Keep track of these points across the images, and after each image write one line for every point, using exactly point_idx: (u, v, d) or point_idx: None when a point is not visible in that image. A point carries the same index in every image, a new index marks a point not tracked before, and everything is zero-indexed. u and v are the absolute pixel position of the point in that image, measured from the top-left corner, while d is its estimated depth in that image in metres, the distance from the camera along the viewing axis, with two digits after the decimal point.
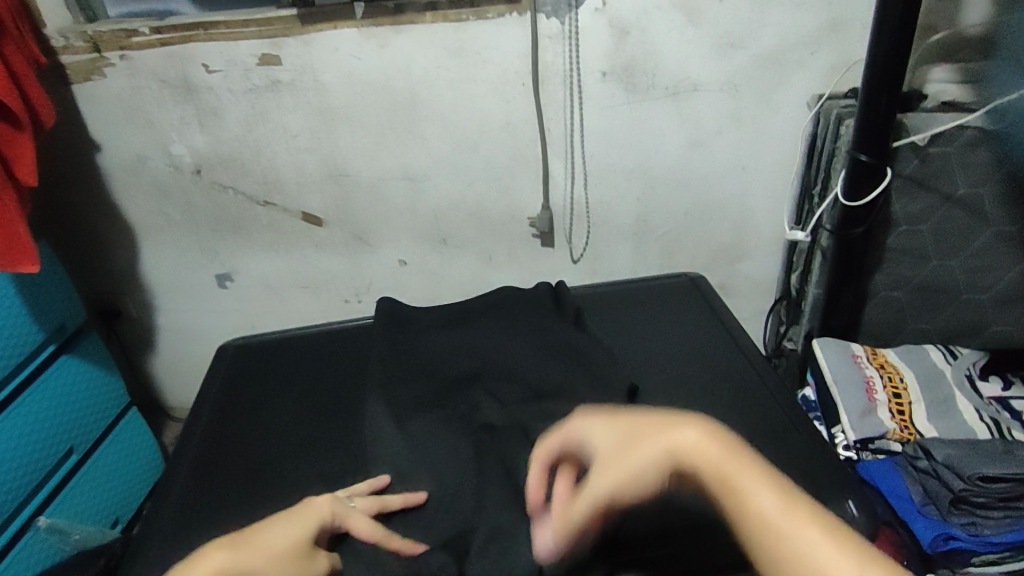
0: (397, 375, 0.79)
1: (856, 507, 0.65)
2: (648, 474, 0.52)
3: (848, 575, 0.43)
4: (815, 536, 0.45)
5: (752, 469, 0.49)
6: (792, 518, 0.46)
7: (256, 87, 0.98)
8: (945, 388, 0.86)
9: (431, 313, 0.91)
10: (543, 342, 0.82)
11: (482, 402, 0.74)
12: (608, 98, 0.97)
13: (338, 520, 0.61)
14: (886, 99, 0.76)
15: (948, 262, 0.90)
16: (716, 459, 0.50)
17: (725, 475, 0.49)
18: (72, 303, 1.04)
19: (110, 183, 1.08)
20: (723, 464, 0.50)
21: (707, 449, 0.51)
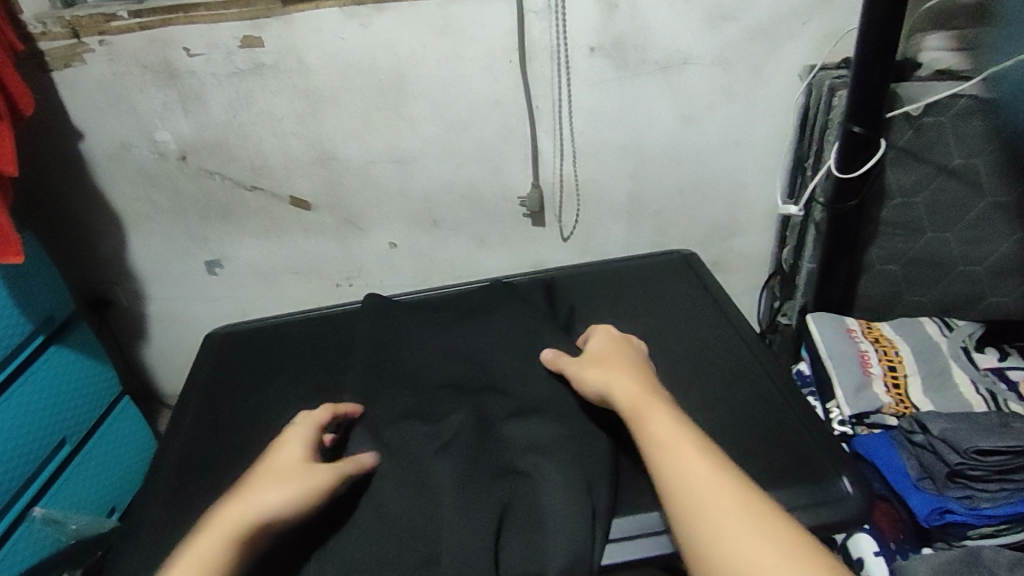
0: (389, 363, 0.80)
1: (852, 483, 0.66)
2: (588, 386, 0.69)
3: (696, 478, 0.54)
4: (691, 459, 0.55)
5: (657, 409, 0.61)
6: (688, 459, 0.55)
7: (239, 70, 0.96)
8: (942, 361, 0.86)
9: (418, 305, 0.92)
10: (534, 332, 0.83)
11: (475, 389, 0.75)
12: (598, 74, 0.95)
13: (300, 435, 0.68)
14: (880, 67, 0.74)
15: (942, 235, 0.89)
16: (629, 390, 0.64)
17: (637, 412, 0.62)
18: (60, 294, 1.03)
19: (95, 171, 1.07)
20: (640, 404, 0.62)
21: (630, 392, 0.64)
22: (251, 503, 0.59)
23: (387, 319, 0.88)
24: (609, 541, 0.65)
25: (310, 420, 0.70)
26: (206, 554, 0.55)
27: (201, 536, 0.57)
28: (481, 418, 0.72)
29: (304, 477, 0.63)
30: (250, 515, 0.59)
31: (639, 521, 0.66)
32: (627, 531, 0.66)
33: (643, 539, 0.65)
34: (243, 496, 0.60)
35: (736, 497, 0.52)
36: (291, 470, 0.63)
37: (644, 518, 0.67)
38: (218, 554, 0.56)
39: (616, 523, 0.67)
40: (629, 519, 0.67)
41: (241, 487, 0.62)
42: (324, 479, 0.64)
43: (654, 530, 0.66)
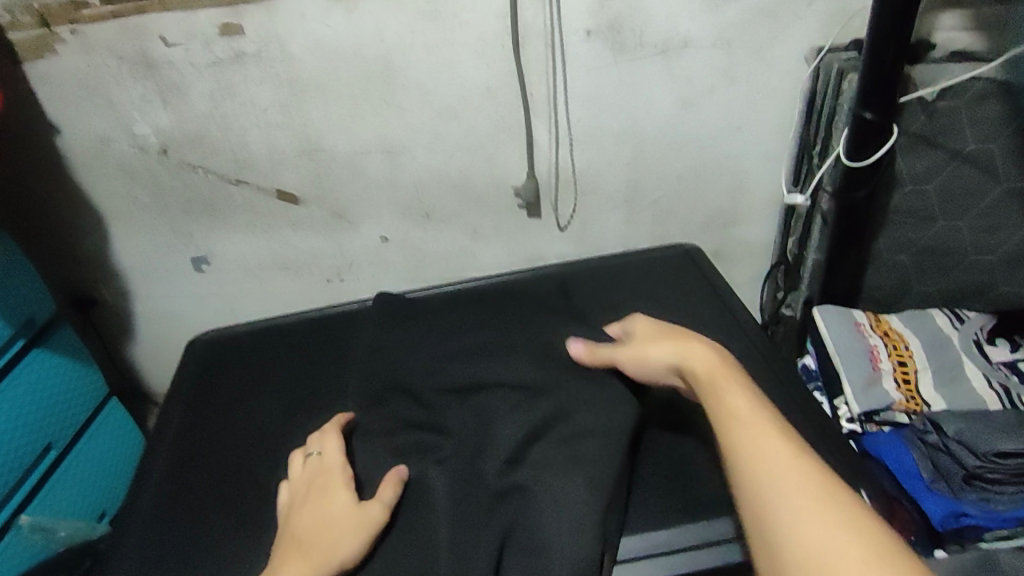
0: (385, 364, 0.78)
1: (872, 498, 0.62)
2: (656, 359, 0.63)
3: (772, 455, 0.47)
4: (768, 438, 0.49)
5: (735, 383, 0.55)
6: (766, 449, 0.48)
7: (219, 59, 0.92)
8: (953, 355, 0.83)
9: (425, 304, 0.89)
10: (533, 332, 0.80)
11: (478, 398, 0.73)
12: (594, 59, 0.91)
13: (334, 473, 0.66)
14: (894, 51, 0.70)
15: (954, 223, 0.86)
16: (708, 363, 0.58)
17: (711, 383, 0.56)
18: (41, 295, 0.99)
19: (73, 167, 1.02)
20: (716, 380, 0.56)
21: (707, 364, 0.58)
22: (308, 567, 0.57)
23: (380, 322, 0.85)
24: (616, 562, 0.63)
25: (340, 462, 0.67)
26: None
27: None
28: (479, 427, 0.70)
29: (352, 532, 0.61)
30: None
31: (647, 541, 0.64)
32: (635, 552, 0.63)
33: (652, 560, 0.63)
34: (307, 563, 0.57)
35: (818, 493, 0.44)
36: (340, 525, 0.61)
37: (652, 536, 0.64)
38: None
39: (623, 543, 0.64)
40: (637, 538, 0.64)
41: (290, 547, 0.60)
42: (370, 528, 0.62)
43: (663, 550, 0.63)
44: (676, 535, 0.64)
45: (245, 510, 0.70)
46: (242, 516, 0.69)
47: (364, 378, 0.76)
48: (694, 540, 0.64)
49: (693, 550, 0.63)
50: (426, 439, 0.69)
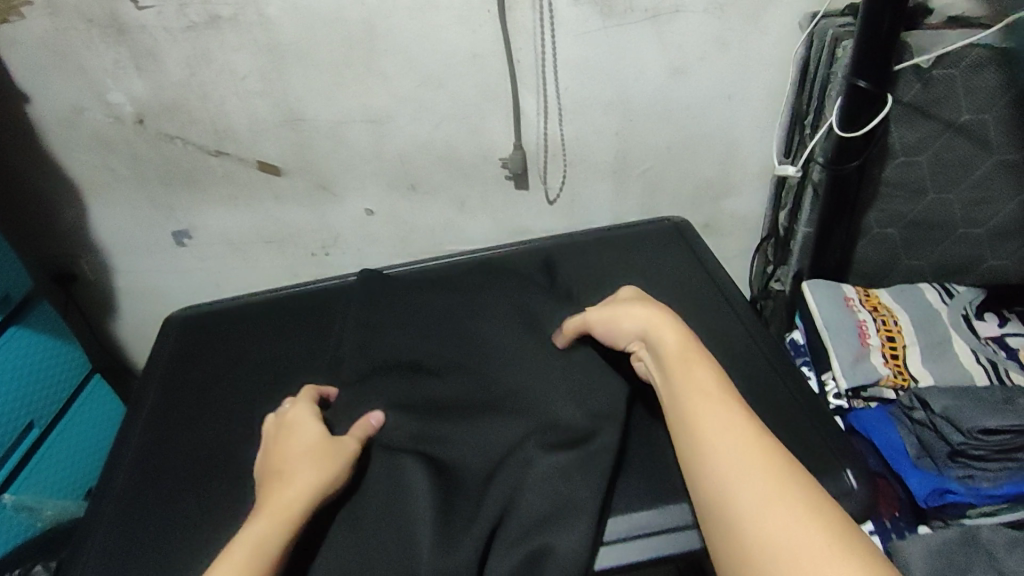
0: (377, 359, 0.76)
1: (856, 478, 0.63)
2: (624, 326, 0.66)
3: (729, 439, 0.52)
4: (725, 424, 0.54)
5: (701, 363, 0.59)
6: (732, 438, 0.52)
7: (194, 24, 0.88)
8: (941, 330, 0.83)
9: (418, 283, 0.87)
10: (526, 318, 0.79)
11: (473, 392, 0.72)
12: (583, 24, 0.88)
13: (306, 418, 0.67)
14: (890, 17, 0.68)
15: (945, 196, 0.85)
16: (676, 343, 0.61)
17: (682, 360, 0.60)
18: (16, 270, 0.97)
19: (46, 137, 0.99)
20: (684, 358, 0.60)
21: (678, 342, 0.62)
22: (291, 493, 0.58)
23: (362, 307, 0.84)
24: (602, 544, 0.62)
25: (310, 408, 0.68)
26: (267, 539, 0.54)
27: (255, 524, 0.55)
28: (462, 410, 0.70)
29: (332, 461, 0.62)
30: (299, 500, 0.58)
31: (634, 521, 0.63)
32: (622, 533, 0.62)
33: (639, 540, 0.62)
34: (286, 484, 0.59)
35: (780, 481, 0.48)
36: (320, 454, 0.62)
37: (639, 516, 0.63)
38: (277, 542, 0.54)
39: (610, 523, 0.63)
40: (625, 519, 0.63)
41: (272, 481, 0.60)
42: (345, 456, 0.63)
43: (650, 530, 0.62)
44: (664, 514, 0.63)
45: (227, 490, 0.69)
46: (224, 499, 0.68)
47: (354, 374, 0.75)
48: (682, 520, 0.63)
49: (680, 530, 0.62)
50: (407, 420, 0.69)
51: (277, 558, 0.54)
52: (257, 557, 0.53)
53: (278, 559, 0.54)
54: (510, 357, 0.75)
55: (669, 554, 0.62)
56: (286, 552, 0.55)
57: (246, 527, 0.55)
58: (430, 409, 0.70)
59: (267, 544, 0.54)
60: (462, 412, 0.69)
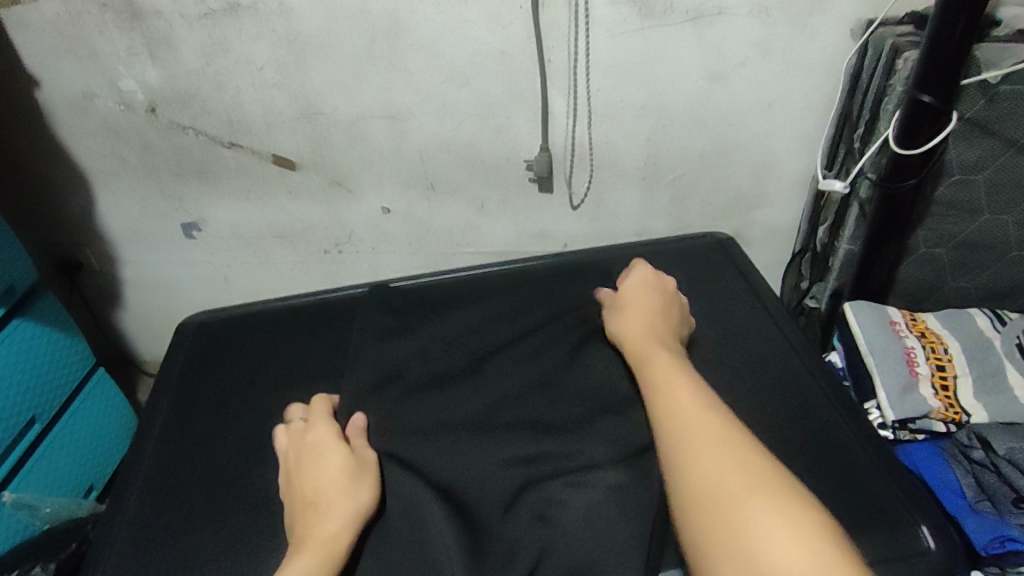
0: (414, 383, 0.73)
1: (933, 537, 0.59)
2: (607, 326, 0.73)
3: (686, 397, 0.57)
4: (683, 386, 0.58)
5: (661, 355, 0.64)
6: (685, 409, 0.55)
7: (212, 11, 0.84)
8: (995, 359, 0.78)
9: (451, 302, 0.84)
10: (565, 338, 0.76)
11: (509, 416, 0.69)
12: (621, 24, 0.83)
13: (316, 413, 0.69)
14: (963, 29, 0.64)
15: (999, 217, 0.80)
16: (639, 340, 0.67)
17: (640, 356, 0.65)
18: (21, 261, 0.93)
19: (55, 124, 0.95)
20: (644, 352, 0.65)
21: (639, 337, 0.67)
22: (327, 526, 0.57)
23: (393, 323, 0.81)
24: None
25: (326, 418, 0.67)
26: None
27: (298, 562, 0.54)
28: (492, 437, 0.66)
29: (361, 484, 0.61)
30: (345, 532, 0.57)
31: None
32: None
33: None
34: (322, 514, 0.58)
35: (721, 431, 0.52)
36: (349, 477, 0.61)
37: None
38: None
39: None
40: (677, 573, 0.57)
41: (307, 511, 0.59)
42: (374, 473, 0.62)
43: None
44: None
45: (248, 512, 0.66)
46: (239, 520, 0.65)
47: (387, 396, 0.72)
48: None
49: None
50: (431, 451, 0.66)
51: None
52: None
53: None
54: (550, 381, 0.72)
55: None
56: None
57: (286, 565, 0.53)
58: (458, 437, 0.67)
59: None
60: (492, 442, 0.66)
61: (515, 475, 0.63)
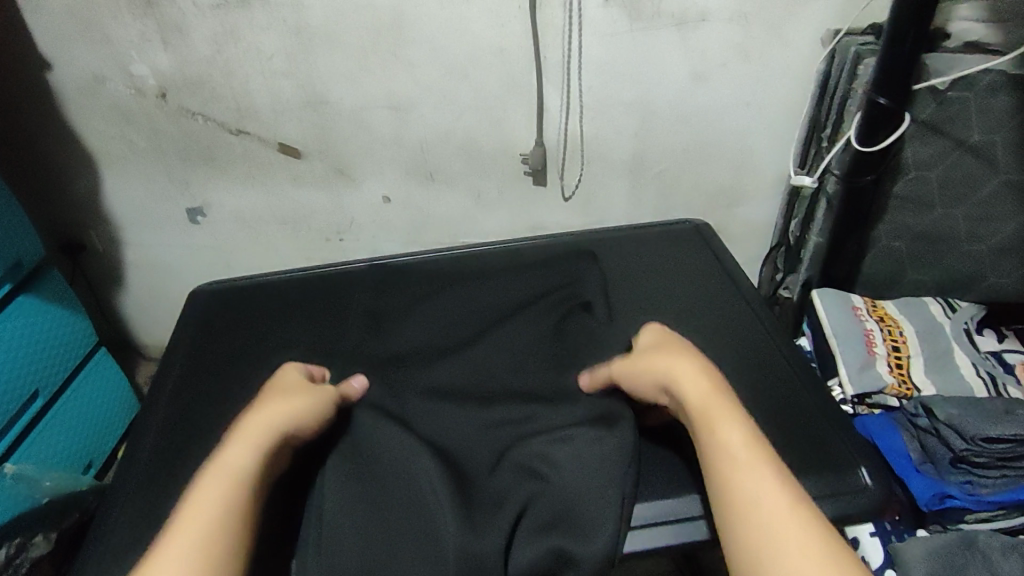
0: (416, 351, 0.79)
1: (870, 475, 0.66)
2: (648, 376, 0.63)
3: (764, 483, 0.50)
4: (758, 469, 0.51)
5: (731, 419, 0.55)
6: (768, 505, 0.49)
7: (224, 1, 0.88)
8: (944, 342, 0.86)
9: (449, 279, 0.90)
10: (556, 306, 0.81)
11: (506, 380, 0.74)
12: (610, 26, 0.90)
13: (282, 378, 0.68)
14: (913, 39, 0.71)
15: (951, 212, 0.88)
16: (704, 395, 0.57)
17: (705, 417, 0.56)
18: (30, 238, 0.97)
19: (66, 106, 0.99)
20: (708, 412, 0.56)
21: (700, 388, 0.58)
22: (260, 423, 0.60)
23: (396, 296, 0.87)
24: (631, 528, 0.64)
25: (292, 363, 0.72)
26: (241, 463, 0.57)
27: (231, 447, 0.58)
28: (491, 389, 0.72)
29: (304, 396, 0.65)
30: (273, 424, 0.61)
31: (660, 508, 0.65)
32: (649, 518, 0.65)
33: (665, 527, 0.64)
34: (255, 411, 0.62)
35: (804, 532, 0.47)
36: (298, 389, 0.66)
37: (666, 504, 0.66)
38: (248, 469, 0.57)
39: (637, 509, 0.65)
40: (650, 505, 0.66)
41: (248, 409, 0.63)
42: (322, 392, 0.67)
43: (676, 517, 0.65)
44: (685, 502, 0.65)
45: None
46: None
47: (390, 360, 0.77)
48: (699, 510, 0.65)
49: (704, 519, 0.65)
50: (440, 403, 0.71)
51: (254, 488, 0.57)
52: (235, 485, 0.55)
53: (254, 475, 0.57)
54: (541, 348, 0.77)
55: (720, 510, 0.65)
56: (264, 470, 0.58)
57: (220, 454, 0.57)
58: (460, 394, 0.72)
59: (246, 474, 0.56)
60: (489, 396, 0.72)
61: (504, 434, 0.69)
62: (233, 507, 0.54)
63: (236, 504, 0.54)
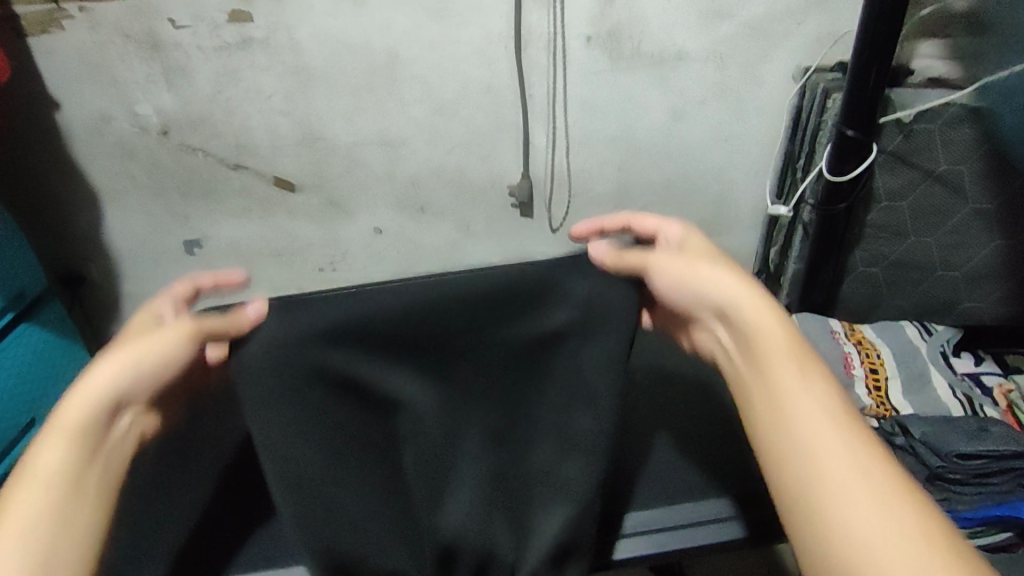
0: None
1: None
2: (709, 287, 0.52)
3: (829, 428, 0.43)
4: (808, 406, 0.44)
5: (803, 353, 0.47)
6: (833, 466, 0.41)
7: (227, 45, 0.93)
8: (921, 363, 0.90)
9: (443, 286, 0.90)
10: None
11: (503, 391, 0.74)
12: (594, 65, 0.95)
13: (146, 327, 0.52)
14: (877, 74, 0.74)
15: (924, 239, 0.91)
16: (776, 331, 0.48)
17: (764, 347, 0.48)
18: (33, 269, 0.99)
19: (72, 144, 1.02)
20: (766, 339, 0.48)
21: (759, 310, 0.49)
22: (103, 375, 0.47)
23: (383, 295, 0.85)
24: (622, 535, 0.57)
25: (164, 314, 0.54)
26: (47, 464, 0.43)
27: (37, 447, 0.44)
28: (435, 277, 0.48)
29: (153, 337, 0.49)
30: (83, 404, 0.46)
31: (657, 515, 0.57)
32: (644, 525, 0.57)
33: (663, 534, 0.56)
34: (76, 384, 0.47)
35: (882, 495, 0.40)
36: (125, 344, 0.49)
37: (666, 511, 0.57)
38: (72, 459, 0.44)
39: (631, 515, 0.58)
40: (645, 512, 0.58)
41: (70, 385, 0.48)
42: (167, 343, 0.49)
43: (675, 524, 0.56)
44: (658, 513, 0.57)
45: None
46: None
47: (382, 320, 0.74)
48: (704, 515, 0.57)
49: (711, 525, 0.56)
50: (341, 302, 0.47)
51: (91, 484, 0.45)
52: (62, 489, 0.43)
53: (61, 476, 0.43)
54: None
55: (735, 517, 0.56)
56: (76, 464, 0.44)
57: (33, 453, 0.43)
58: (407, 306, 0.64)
59: (74, 470, 0.44)
60: (409, 297, 0.48)
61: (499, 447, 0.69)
62: (64, 514, 0.43)
63: (70, 509, 0.43)
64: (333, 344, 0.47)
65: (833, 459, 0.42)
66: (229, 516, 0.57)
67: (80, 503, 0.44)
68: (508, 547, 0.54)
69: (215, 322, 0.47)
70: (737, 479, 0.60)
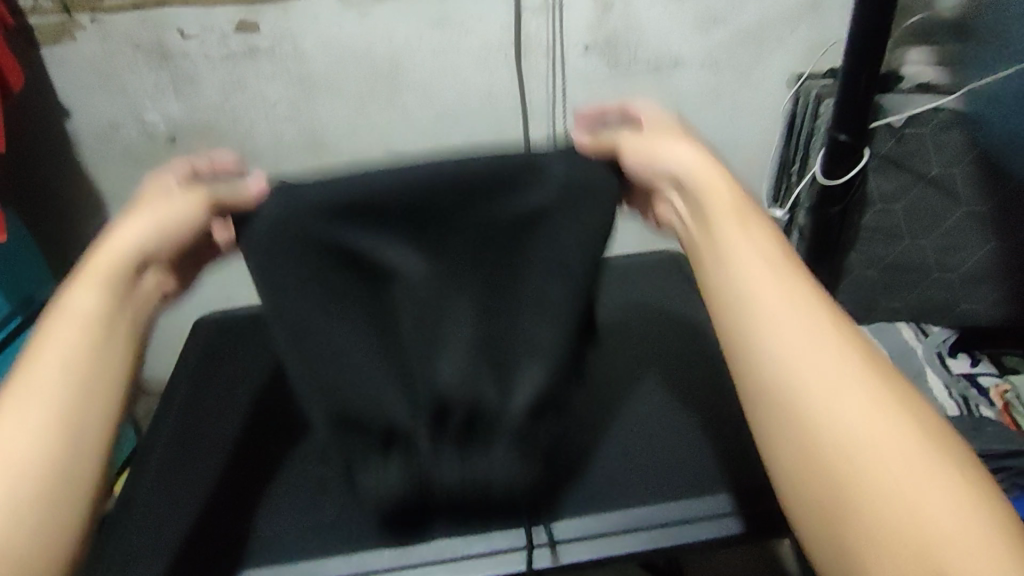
0: None
1: None
2: (664, 163, 0.50)
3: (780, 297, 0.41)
4: (763, 281, 0.42)
5: (753, 227, 0.45)
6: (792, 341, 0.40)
7: (233, 54, 0.95)
8: (917, 364, 0.91)
9: None
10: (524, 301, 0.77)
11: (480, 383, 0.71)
12: (592, 73, 0.97)
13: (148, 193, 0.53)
14: (866, 79, 0.76)
15: (918, 241, 0.92)
16: (727, 205, 0.46)
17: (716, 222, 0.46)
18: (42, 274, 1.01)
19: (81, 151, 1.05)
20: (717, 217, 0.46)
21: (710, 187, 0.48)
22: (132, 230, 0.50)
23: None
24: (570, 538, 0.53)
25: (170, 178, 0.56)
26: (82, 305, 0.45)
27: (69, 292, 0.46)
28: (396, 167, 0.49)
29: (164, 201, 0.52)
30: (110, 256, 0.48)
31: (633, 514, 0.54)
32: (616, 525, 0.53)
33: (641, 533, 0.53)
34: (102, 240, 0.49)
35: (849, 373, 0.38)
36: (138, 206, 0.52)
37: (642, 509, 0.54)
38: (103, 302, 0.46)
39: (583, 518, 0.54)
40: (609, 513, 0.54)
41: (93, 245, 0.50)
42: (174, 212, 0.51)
43: (653, 521, 0.53)
44: (602, 519, 0.54)
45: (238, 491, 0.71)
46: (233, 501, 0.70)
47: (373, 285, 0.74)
48: (699, 511, 0.54)
49: (701, 520, 0.53)
50: (344, 181, 0.49)
51: (120, 329, 0.47)
52: (97, 322, 0.45)
53: (95, 318, 0.45)
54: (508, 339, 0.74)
55: (731, 510, 0.53)
56: (107, 309, 0.46)
57: (66, 294, 0.45)
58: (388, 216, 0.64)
59: (104, 311, 0.46)
60: (413, 172, 0.49)
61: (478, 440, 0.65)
62: (98, 354, 0.44)
63: (103, 350, 0.45)
64: (357, 218, 0.48)
65: (790, 333, 0.40)
66: (226, 508, 0.57)
67: (109, 346, 0.45)
68: (493, 398, 0.51)
69: (227, 194, 0.51)
70: (741, 467, 0.57)
